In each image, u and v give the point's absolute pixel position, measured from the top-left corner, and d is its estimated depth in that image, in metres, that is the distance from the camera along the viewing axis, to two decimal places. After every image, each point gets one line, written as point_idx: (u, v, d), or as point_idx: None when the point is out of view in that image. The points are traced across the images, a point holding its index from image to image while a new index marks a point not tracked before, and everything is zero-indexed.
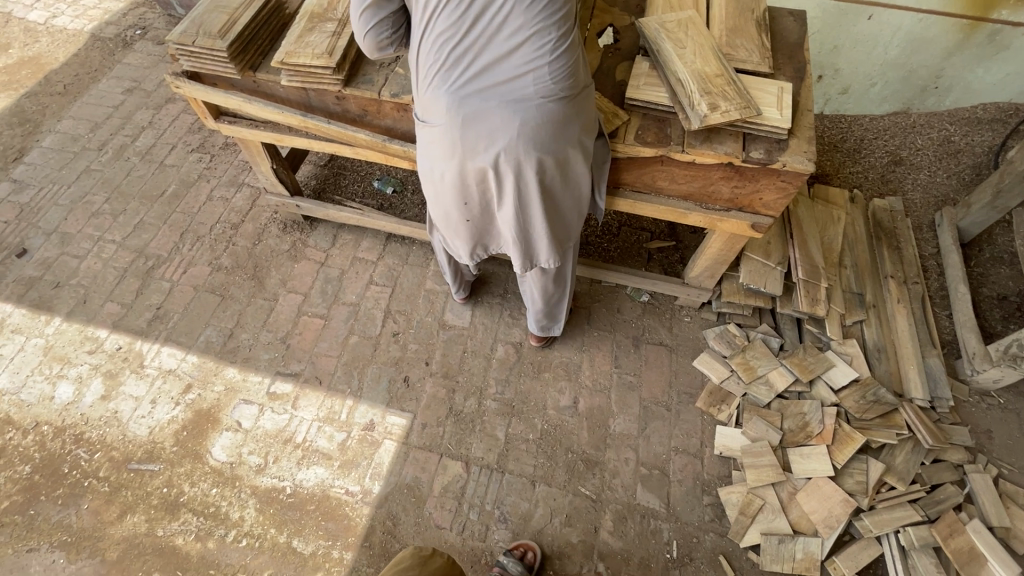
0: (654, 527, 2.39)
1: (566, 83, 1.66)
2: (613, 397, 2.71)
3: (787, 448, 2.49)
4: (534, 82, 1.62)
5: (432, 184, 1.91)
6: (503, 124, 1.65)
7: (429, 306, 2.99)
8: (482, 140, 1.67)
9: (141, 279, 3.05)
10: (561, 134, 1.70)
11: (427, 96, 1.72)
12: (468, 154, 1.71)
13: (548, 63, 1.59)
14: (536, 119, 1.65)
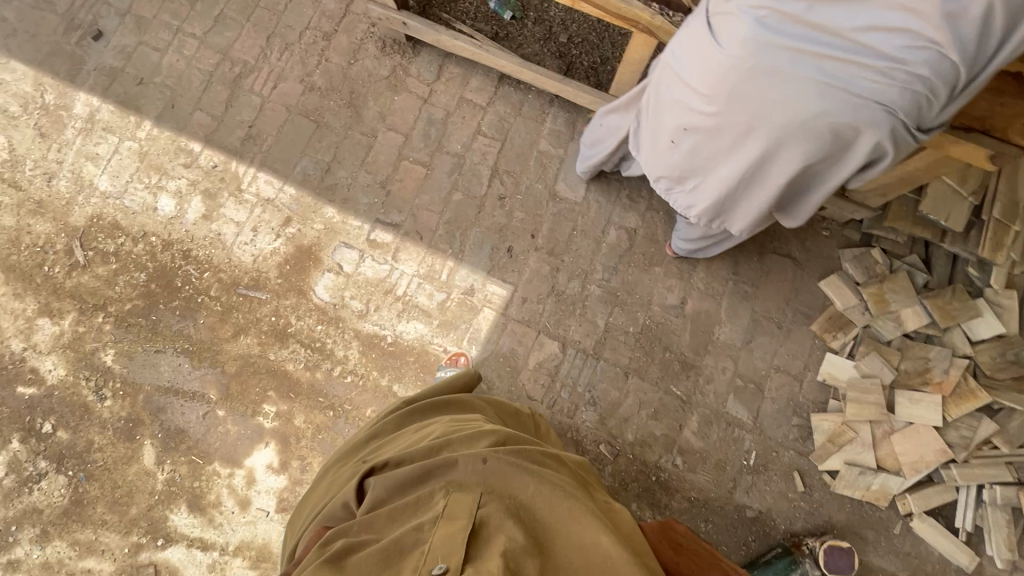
0: (738, 435, 2.43)
1: (915, 94, 1.29)
2: (724, 303, 2.56)
3: (897, 390, 2.39)
4: (882, 71, 1.25)
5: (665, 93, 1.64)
6: (807, 91, 1.33)
7: (540, 170, 2.69)
8: (767, 94, 1.37)
9: (229, 88, 2.77)
10: (856, 135, 1.39)
11: (730, 8, 1.35)
12: (741, 98, 1.42)
13: (917, 62, 1.22)
14: (845, 110, 1.33)
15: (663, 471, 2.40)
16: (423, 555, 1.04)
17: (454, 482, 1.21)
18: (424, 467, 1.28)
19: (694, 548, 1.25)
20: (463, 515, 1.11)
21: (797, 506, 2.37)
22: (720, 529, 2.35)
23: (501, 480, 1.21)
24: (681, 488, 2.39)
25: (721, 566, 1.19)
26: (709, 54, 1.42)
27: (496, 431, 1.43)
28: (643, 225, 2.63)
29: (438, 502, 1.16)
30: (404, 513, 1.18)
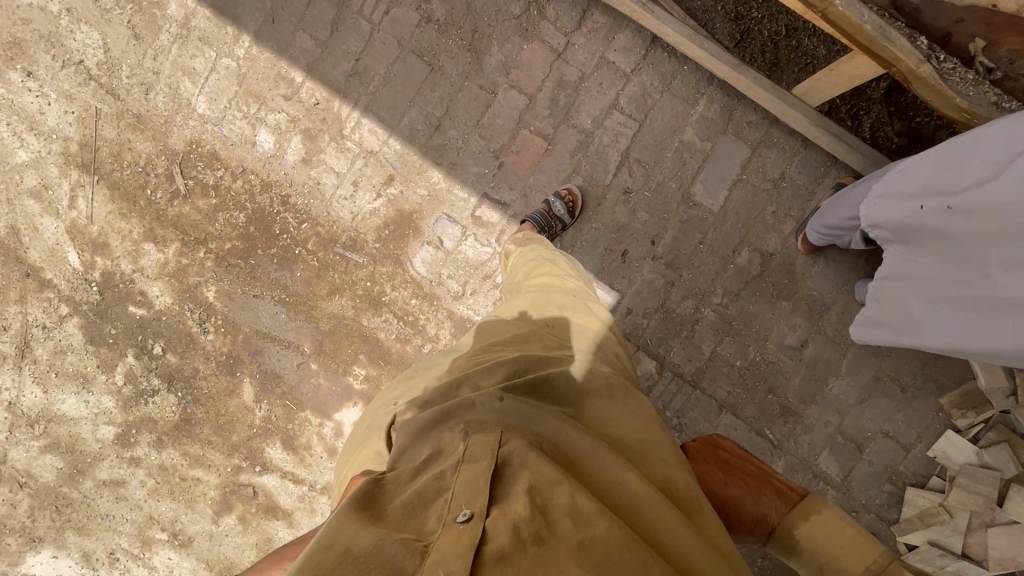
0: (821, 490, 2.35)
1: None
2: (849, 354, 2.32)
3: (1014, 485, 2.17)
4: None
5: (941, 158, 1.37)
6: None
7: (677, 165, 2.31)
8: None
9: (336, 6, 2.40)
10: None
11: None
12: None
13: None
14: None
15: None
16: (448, 504, 0.86)
17: (473, 423, 1.04)
18: (437, 413, 1.12)
19: (741, 465, 1.21)
20: (484, 457, 0.94)
21: None
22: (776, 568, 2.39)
23: (522, 418, 1.04)
24: None
25: (771, 484, 1.14)
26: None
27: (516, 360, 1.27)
28: (782, 251, 2.30)
29: (457, 446, 0.99)
30: (420, 464, 1.01)
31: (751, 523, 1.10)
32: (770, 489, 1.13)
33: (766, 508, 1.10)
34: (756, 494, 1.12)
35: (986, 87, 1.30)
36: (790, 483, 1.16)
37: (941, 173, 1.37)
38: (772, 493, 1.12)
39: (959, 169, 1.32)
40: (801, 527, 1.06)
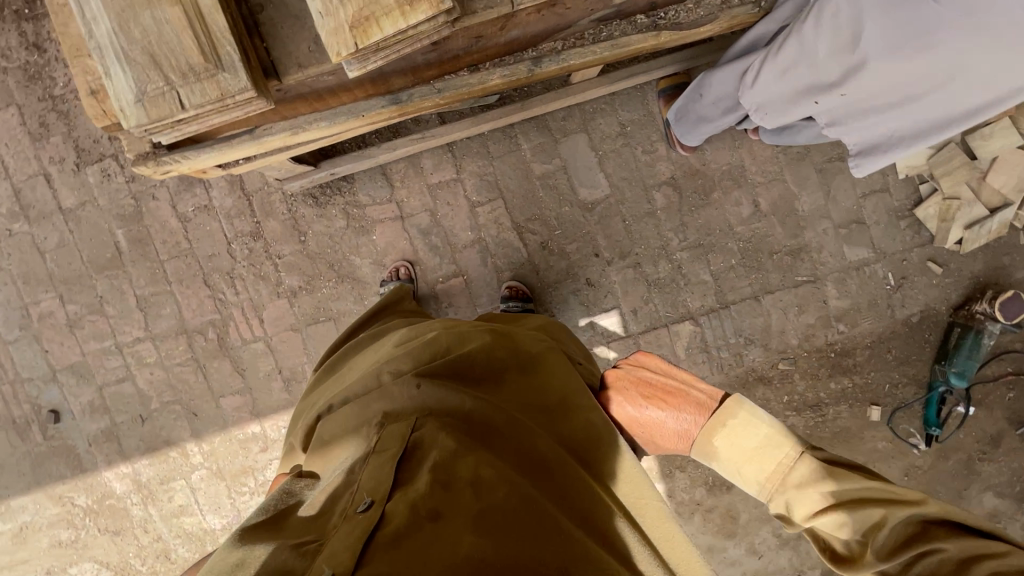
0: (869, 271, 2.59)
1: None
2: (789, 177, 2.52)
3: (968, 138, 2.45)
4: None
5: (788, 68, 1.60)
6: None
7: (554, 194, 2.45)
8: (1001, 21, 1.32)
9: (224, 356, 2.41)
10: None
11: None
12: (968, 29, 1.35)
13: None
14: None
15: (834, 342, 2.61)
16: (356, 492, 1.06)
17: (390, 416, 1.23)
18: (362, 403, 1.29)
19: (665, 382, 1.47)
20: (396, 447, 1.13)
21: (945, 284, 2.61)
22: (902, 346, 2.63)
23: (437, 402, 1.22)
24: (856, 348, 2.62)
25: (692, 398, 1.41)
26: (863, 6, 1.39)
27: (435, 338, 1.41)
28: (677, 167, 2.48)
29: (375, 438, 1.18)
30: (347, 457, 1.21)
31: (674, 435, 1.39)
32: (689, 403, 1.39)
33: (687, 422, 1.37)
34: (677, 410, 1.39)
35: None
36: (710, 393, 1.41)
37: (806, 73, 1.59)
38: (693, 407, 1.38)
39: (815, 63, 1.53)
40: (719, 433, 1.32)
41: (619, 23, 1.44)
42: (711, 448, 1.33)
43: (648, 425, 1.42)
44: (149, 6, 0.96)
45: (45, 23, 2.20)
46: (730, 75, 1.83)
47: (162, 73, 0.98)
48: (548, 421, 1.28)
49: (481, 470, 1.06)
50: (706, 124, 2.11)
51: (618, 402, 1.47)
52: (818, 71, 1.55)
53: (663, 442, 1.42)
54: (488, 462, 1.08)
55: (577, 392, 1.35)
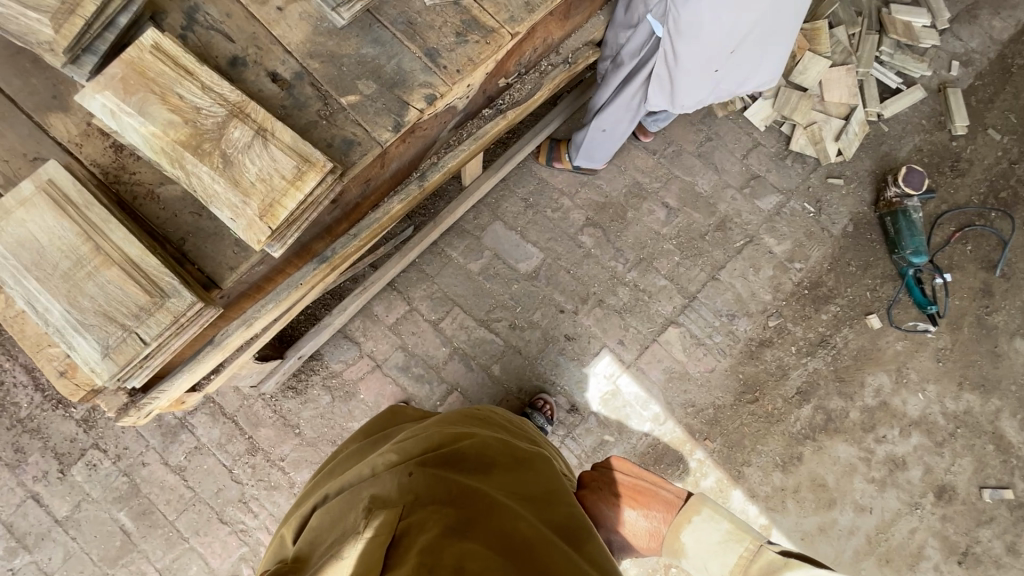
0: (789, 209, 2.84)
1: None
2: (679, 172, 2.82)
3: (791, 77, 2.90)
4: None
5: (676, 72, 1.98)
6: None
7: (499, 279, 2.63)
8: None
9: None
10: None
11: None
12: None
13: None
14: None
15: (800, 280, 2.76)
16: None
17: (378, 501, 1.11)
18: (353, 491, 1.19)
19: (637, 483, 1.48)
20: (384, 532, 1.01)
21: (854, 189, 2.88)
22: (857, 254, 2.81)
23: (426, 488, 1.13)
24: (822, 275, 2.78)
25: (660, 495, 1.42)
26: (700, 6, 1.72)
27: (426, 432, 1.36)
28: (587, 208, 2.74)
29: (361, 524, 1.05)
30: (331, 547, 1.08)
31: (646, 535, 1.37)
32: (659, 501, 1.40)
33: (657, 521, 1.37)
34: (648, 508, 1.39)
35: (529, 76, 1.79)
36: (679, 493, 1.43)
37: (692, 71, 1.97)
38: (662, 505, 1.39)
39: (701, 53, 1.88)
40: (686, 529, 1.31)
41: (471, 122, 1.71)
42: (678, 545, 1.32)
43: (621, 528, 1.39)
44: (92, 277, 1.12)
45: None
46: (623, 102, 2.19)
47: (120, 323, 1.11)
48: (536, 510, 1.18)
49: (462, 564, 0.95)
50: (614, 139, 2.43)
51: (591, 501, 1.46)
52: (707, 56, 1.90)
53: (637, 545, 1.39)
54: (471, 555, 0.96)
55: (562, 489, 1.29)
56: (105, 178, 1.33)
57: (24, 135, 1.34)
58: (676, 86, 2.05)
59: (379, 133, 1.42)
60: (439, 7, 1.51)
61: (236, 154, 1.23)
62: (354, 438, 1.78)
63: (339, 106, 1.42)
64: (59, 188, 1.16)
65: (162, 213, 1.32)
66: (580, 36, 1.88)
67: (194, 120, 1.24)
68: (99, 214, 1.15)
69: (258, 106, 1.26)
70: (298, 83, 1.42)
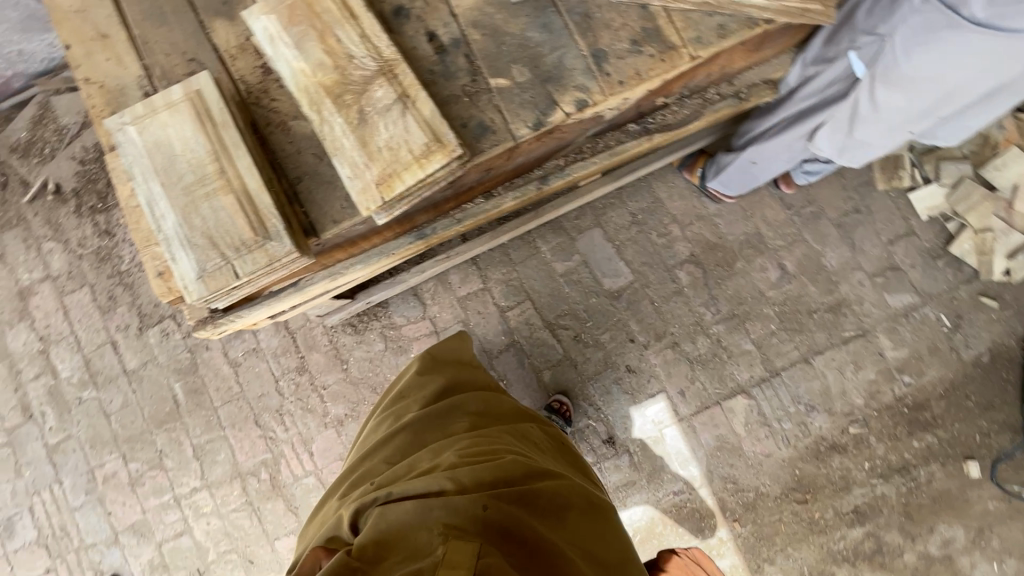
0: (920, 316, 2.49)
1: None
2: (809, 237, 2.53)
3: (980, 170, 2.50)
4: None
5: (864, 124, 1.71)
6: None
7: (579, 288, 2.51)
8: None
9: (278, 495, 2.38)
10: None
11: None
12: None
13: None
14: None
15: (904, 396, 2.45)
16: None
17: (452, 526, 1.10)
18: (422, 502, 1.17)
19: None
20: (466, 565, 0.98)
21: (1007, 317, 2.48)
22: (981, 389, 2.44)
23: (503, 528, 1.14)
24: (931, 399, 2.45)
25: None
26: (929, 56, 1.49)
27: (498, 463, 1.36)
28: (693, 244, 2.54)
29: (437, 545, 1.02)
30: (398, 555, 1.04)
31: None
32: None
33: None
34: None
35: (690, 101, 1.61)
36: None
37: (884, 126, 1.70)
38: None
39: (909, 108, 1.63)
40: None
41: (612, 134, 1.57)
42: None
43: None
44: (208, 199, 1.14)
45: (115, 212, 2.55)
46: (787, 141, 1.90)
47: (220, 251, 1.12)
48: None
49: None
50: (761, 172, 2.19)
51: None
52: (907, 116, 1.66)
53: None
54: None
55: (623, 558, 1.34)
56: (247, 97, 1.34)
57: (190, 34, 1.37)
58: (858, 138, 1.77)
59: (517, 126, 1.32)
60: (622, 6, 1.37)
61: (372, 114, 1.18)
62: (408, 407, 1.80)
63: (486, 86, 1.34)
64: (205, 102, 1.18)
65: (287, 147, 1.32)
66: (762, 70, 1.65)
67: (342, 67, 1.20)
68: (233, 137, 1.17)
69: (407, 70, 1.20)
70: (453, 51, 1.35)
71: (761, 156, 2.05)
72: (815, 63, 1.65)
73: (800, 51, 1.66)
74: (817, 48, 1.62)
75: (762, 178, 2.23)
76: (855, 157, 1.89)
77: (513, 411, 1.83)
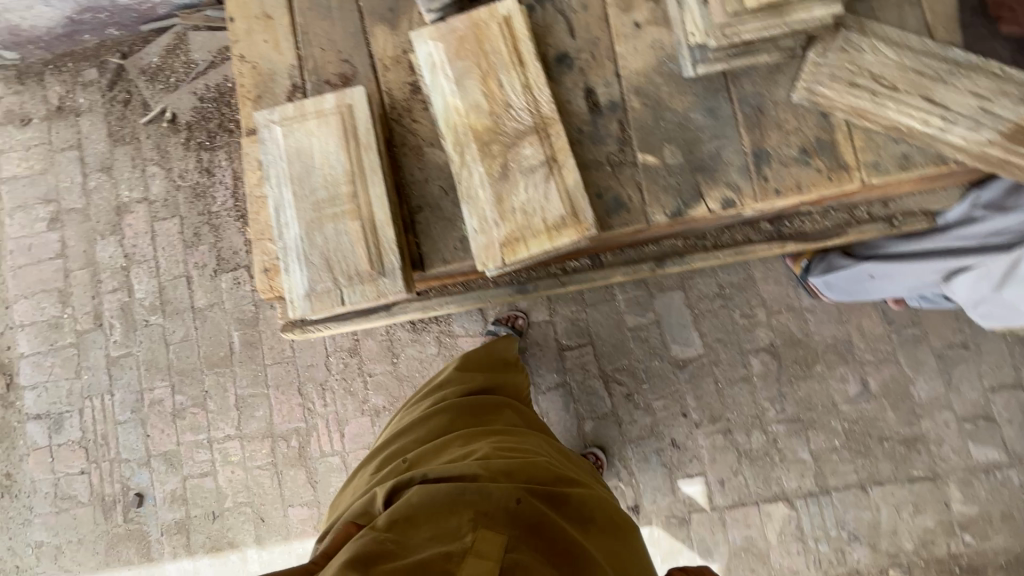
0: (1002, 477, 2.28)
1: None
2: (902, 360, 2.34)
3: None
4: None
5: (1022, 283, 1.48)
6: None
7: (645, 347, 2.42)
8: None
9: (302, 465, 2.42)
10: None
11: None
12: None
13: None
14: None
15: (959, 555, 2.26)
16: None
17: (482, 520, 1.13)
18: (454, 486, 1.20)
19: None
20: (493, 557, 1.08)
21: None
22: None
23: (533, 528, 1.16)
24: (990, 568, 2.25)
25: None
26: None
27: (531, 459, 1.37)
28: (776, 334, 2.38)
29: (466, 533, 1.11)
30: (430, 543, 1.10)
31: None
32: None
33: None
34: None
35: (835, 214, 1.48)
36: None
37: None
38: None
39: None
40: None
41: (741, 229, 1.46)
42: None
43: None
44: (334, 220, 1.12)
45: (219, 154, 2.64)
46: (924, 269, 1.65)
47: (333, 276, 1.11)
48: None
49: None
50: (873, 289, 1.91)
51: None
52: None
53: None
54: None
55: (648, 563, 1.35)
56: (390, 111, 1.32)
57: (349, 33, 1.35)
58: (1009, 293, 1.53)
59: (654, 210, 1.25)
60: (801, 108, 1.25)
61: (515, 171, 1.13)
62: (447, 390, 1.78)
63: (633, 160, 1.26)
64: (353, 118, 1.16)
65: (417, 173, 1.29)
66: (923, 200, 1.49)
67: (498, 114, 1.14)
68: (372, 161, 1.14)
69: (562, 133, 1.14)
70: (608, 114, 1.28)
71: (883, 273, 1.78)
72: (986, 207, 1.49)
73: (973, 189, 1.52)
74: (996, 191, 1.48)
75: (871, 292, 1.96)
76: (995, 311, 1.62)
77: (545, 419, 1.81)
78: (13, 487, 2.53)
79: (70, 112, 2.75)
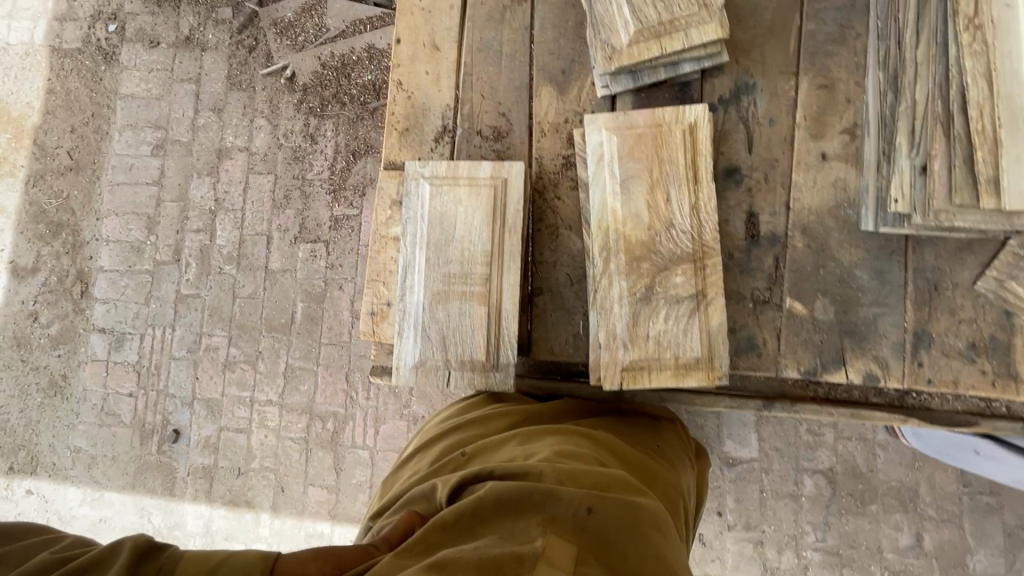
0: None
1: None
2: (968, 527, 2.14)
3: None
4: None
5: None
6: None
7: (698, 433, 2.31)
8: None
9: (331, 449, 2.45)
10: None
11: None
12: None
13: None
14: None
15: None
16: None
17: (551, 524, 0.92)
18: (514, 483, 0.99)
19: None
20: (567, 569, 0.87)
21: None
22: None
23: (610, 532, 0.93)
24: None
25: None
26: None
27: (602, 446, 1.13)
28: (838, 459, 2.22)
29: (536, 536, 0.91)
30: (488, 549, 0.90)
31: None
32: None
33: None
34: None
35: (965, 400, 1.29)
36: None
37: None
38: None
39: None
40: None
41: (857, 387, 1.28)
42: None
43: None
44: (460, 299, 1.14)
45: (326, 123, 2.62)
46: None
47: (445, 355, 1.14)
48: None
49: None
50: (964, 459, 1.67)
51: None
52: None
53: None
54: None
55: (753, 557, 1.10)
56: (536, 181, 1.25)
57: (514, 86, 1.29)
58: None
59: (784, 362, 1.15)
60: (982, 297, 1.12)
61: (659, 297, 1.06)
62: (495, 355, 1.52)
63: (777, 302, 1.17)
64: (505, 196, 1.16)
65: (548, 253, 1.23)
66: None
67: (656, 231, 1.07)
68: (511, 248, 1.15)
69: (718, 268, 1.06)
70: (764, 245, 1.18)
71: (988, 454, 1.55)
72: None
73: None
74: None
75: (954, 459, 1.73)
76: None
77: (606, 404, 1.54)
78: (67, 389, 2.66)
79: (197, 45, 2.77)
